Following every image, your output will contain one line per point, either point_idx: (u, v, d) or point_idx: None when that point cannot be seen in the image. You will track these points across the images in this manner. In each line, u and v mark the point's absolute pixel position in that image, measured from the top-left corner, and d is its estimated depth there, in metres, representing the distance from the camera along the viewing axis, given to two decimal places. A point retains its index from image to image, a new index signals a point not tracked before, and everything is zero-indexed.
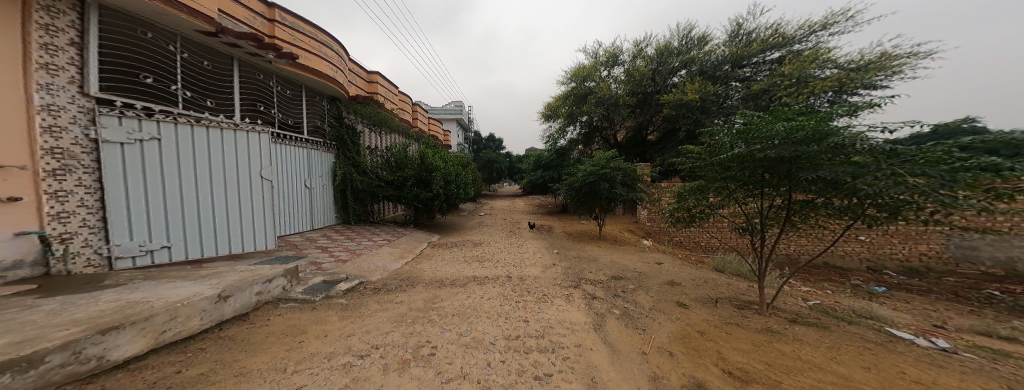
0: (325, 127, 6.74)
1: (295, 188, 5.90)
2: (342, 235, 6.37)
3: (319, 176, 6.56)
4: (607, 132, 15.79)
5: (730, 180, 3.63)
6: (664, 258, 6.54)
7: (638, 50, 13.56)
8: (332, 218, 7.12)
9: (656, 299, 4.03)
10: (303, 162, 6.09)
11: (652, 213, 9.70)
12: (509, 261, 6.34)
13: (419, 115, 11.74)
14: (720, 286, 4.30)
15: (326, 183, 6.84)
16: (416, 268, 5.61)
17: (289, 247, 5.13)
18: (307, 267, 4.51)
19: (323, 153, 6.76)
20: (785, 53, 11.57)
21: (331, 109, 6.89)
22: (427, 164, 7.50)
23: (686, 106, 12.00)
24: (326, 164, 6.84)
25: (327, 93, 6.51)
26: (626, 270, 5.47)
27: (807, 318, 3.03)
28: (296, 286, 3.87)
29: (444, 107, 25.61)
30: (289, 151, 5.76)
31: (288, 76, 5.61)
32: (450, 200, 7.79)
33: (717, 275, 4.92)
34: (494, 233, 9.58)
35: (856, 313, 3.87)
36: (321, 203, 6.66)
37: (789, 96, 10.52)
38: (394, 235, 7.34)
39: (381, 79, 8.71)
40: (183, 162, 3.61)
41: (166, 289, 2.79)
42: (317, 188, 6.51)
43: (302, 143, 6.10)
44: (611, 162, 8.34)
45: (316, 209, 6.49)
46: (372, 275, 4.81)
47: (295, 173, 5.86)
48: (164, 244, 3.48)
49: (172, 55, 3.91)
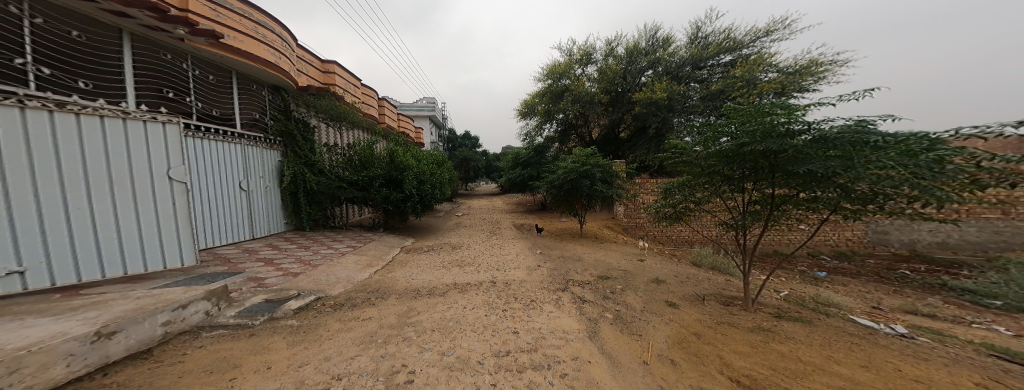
0: (266, 120, 5.81)
1: (225, 192, 5.02)
2: (292, 243, 5.61)
3: (259, 177, 5.65)
4: (582, 129, 16.04)
5: (714, 175, 3.68)
6: (644, 254, 6.66)
7: (609, 49, 13.81)
8: (280, 224, 6.26)
9: (646, 299, 3.99)
10: (235, 161, 5.19)
11: (628, 209, 10.03)
12: (490, 264, 6.03)
13: (387, 110, 10.84)
14: (702, 283, 4.39)
15: (270, 184, 5.94)
16: (387, 277, 5.09)
17: (221, 262, 4.34)
18: (245, 284, 3.83)
19: (264, 150, 5.82)
20: (735, 56, 12.43)
21: (274, 101, 5.97)
22: (395, 162, 6.79)
23: (655, 105, 12.37)
24: (268, 163, 5.92)
25: (268, 81, 5.62)
26: (612, 269, 5.44)
27: (790, 313, 3.12)
28: (227, 310, 3.26)
29: (415, 102, 24.45)
30: (213, 148, 4.84)
31: (210, 58, 4.71)
32: (424, 200, 7.22)
33: (697, 270, 5.06)
34: (470, 233, 9.17)
35: (818, 301, 4.15)
36: (264, 207, 5.78)
37: (742, 96, 11.31)
38: (357, 240, 6.65)
39: (339, 69, 7.76)
40: (41, 162, 2.82)
41: (8, 331, 2.10)
42: (256, 191, 5.61)
43: (233, 139, 5.17)
44: (590, 159, 8.33)
45: (256, 215, 5.61)
46: (331, 289, 4.22)
47: (222, 173, 4.98)
48: (15, 269, 2.70)
49: (16, 18, 2.99)
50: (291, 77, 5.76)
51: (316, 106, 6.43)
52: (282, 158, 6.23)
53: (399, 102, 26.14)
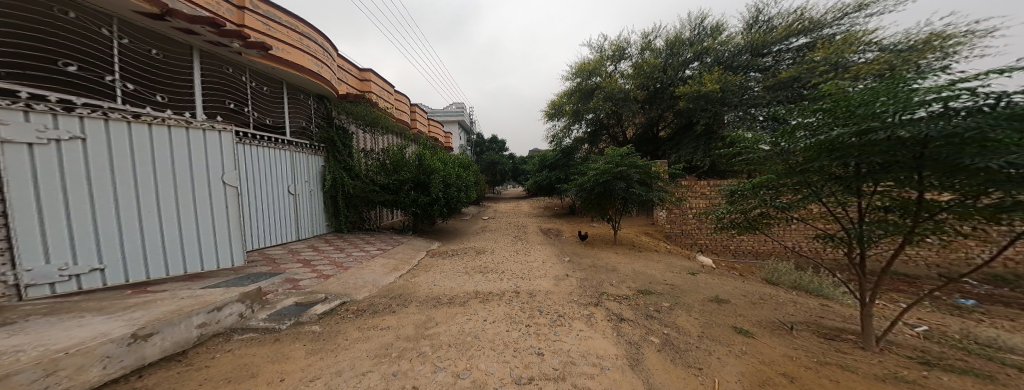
0: (311, 127, 6.24)
1: (276, 195, 5.34)
2: (331, 246, 5.84)
3: (304, 181, 6.02)
4: (614, 129, 14.99)
5: (814, 173, 2.74)
6: (692, 266, 5.67)
7: (647, 42, 12.75)
8: (322, 226, 6.60)
9: (700, 320, 3.17)
10: (285, 166, 5.54)
11: (672, 214, 8.78)
12: (515, 272, 5.58)
13: (418, 115, 11.32)
14: (779, 303, 3.43)
15: (313, 188, 6.32)
16: (410, 282, 4.96)
17: (265, 262, 4.50)
18: (281, 285, 3.87)
19: (309, 155, 6.23)
20: (813, 39, 10.40)
21: (318, 109, 6.41)
22: (423, 166, 6.96)
23: (704, 99, 10.97)
24: (313, 168, 6.34)
25: (312, 90, 6.02)
26: (654, 282, 4.63)
27: (941, 357, 2.15)
28: (260, 312, 3.16)
29: (445, 109, 24.92)
30: (267, 154, 5.21)
31: (263, 70, 5.09)
32: (451, 204, 7.25)
33: (765, 287, 4.06)
34: (497, 238, 8.84)
35: (965, 340, 2.96)
36: (308, 210, 6.12)
37: (826, 83, 9.36)
38: (388, 243, 6.75)
39: (375, 76, 8.39)
40: (117, 167, 2.86)
41: (62, 329, 2.02)
42: (302, 194, 5.97)
43: (285, 145, 5.56)
44: (626, 159, 7.45)
45: (301, 217, 5.93)
46: (358, 293, 4.16)
47: (273, 177, 5.29)
48: (95, 267, 2.76)
49: (107, 40, 3.42)
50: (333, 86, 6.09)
51: (353, 113, 6.83)
52: (324, 164, 6.63)
53: (430, 108, 26.90)
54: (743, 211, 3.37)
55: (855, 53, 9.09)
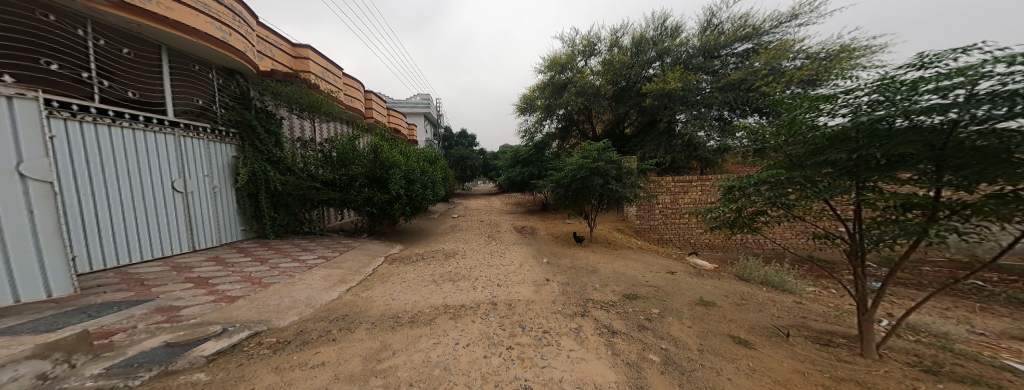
0: (216, 108, 5.01)
1: (147, 192, 4.14)
2: (247, 256, 4.75)
3: (202, 176, 4.84)
4: (583, 126, 15.14)
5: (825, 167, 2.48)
6: (670, 263, 5.73)
7: (614, 38, 12.88)
8: (236, 232, 5.44)
9: (684, 328, 3.06)
10: (166, 155, 4.38)
11: (641, 209, 9.30)
12: (491, 279, 5.11)
13: (376, 103, 10.05)
14: (762, 302, 3.42)
15: (220, 185, 5.14)
16: (361, 297, 4.14)
17: (132, 284, 3.44)
18: (146, 318, 2.89)
19: (211, 143, 4.99)
20: (754, 44, 11.37)
21: (222, 84, 5.11)
22: (379, 160, 6.08)
23: (667, 97, 11.43)
24: (220, 158, 5.15)
25: (215, 61, 4.86)
26: (638, 284, 4.54)
27: (902, 357, 2.19)
28: (90, 364, 2.17)
29: (409, 98, 23.24)
30: (134, 138, 4.03)
31: (121, 26, 3.83)
32: (414, 202, 6.38)
33: (739, 284, 4.15)
34: (469, 238, 8.19)
35: (914, 330, 3.16)
36: (207, 210, 4.91)
37: (767, 85, 10.19)
38: (332, 249, 5.72)
39: (314, 54, 7.03)
40: None
41: None
42: (199, 192, 4.80)
43: (164, 129, 4.38)
44: (603, 155, 7.35)
45: (199, 221, 4.78)
46: (279, 318, 3.32)
47: (141, 168, 4.09)
48: None
49: None
50: (244, 58, 4.99)
51: (281, 94, 5.58)
52: (235, 154, 5.42)
53: (391, 97, 24.95)
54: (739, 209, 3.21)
55: (785, 60, 10.13)
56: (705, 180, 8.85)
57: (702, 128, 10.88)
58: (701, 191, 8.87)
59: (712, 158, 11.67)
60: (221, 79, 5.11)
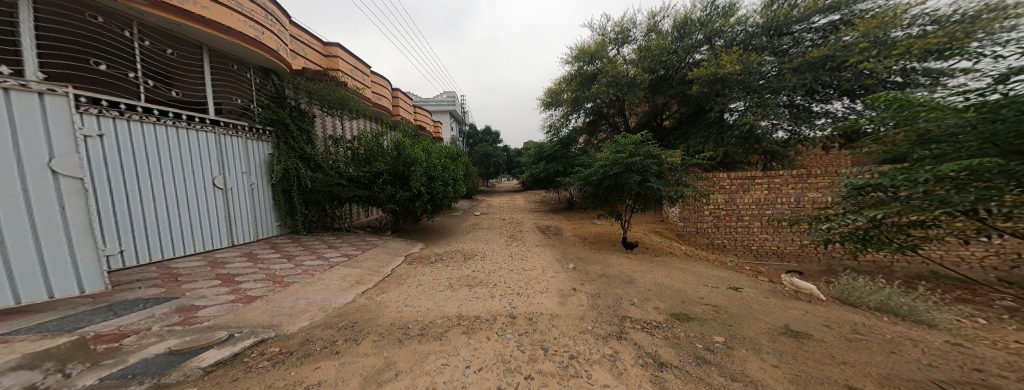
0: (254, 107, 5.20)
1: (189, 189, 4.26)
2: (277, 253, 4.77)
3: (241, 173, 5.01)
4: (615, 119, 14.01)
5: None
6: (722, 275, 4.79)
7: (653, 22, 11.59)
8: (272, 228, 5.66)
9: (766, 368, 2.22)
10: (208, 152, 4.53)
11: (685, 210, 8.16)
12: (512, 287, 4.71)
13: (402, 101, 10.24)
14: (880, 335, 2.46)
15: (258, 182, 5.33)
16: (376, 301, 4.12)
17: (165, 280, 3.42)
18: (164, 319, 2.71)
19: (248, 140, 5.14)
20: (843, 16, 9.36)
21: (259, 83, 5.27)
22: (402, 156, 6.45)
23: (722, 82, 9.94)
24: (257, 156, 5.33)
25: (252, 60, 4.99)
26: (683, 301, 3.72)
27: None
28: (87, 374, 1.94)
29: (436, 97, 23.44)
30: (179, 136, 4.18)
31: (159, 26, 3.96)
32: (435, 200, 6.85)
33: (825, 307, 3.18)
34: (490, 238, 7.87)
35: None
36: (244, 207, 5.04)
37: (871, 60, 8.21)
38: (356, 247, 5.98)
39: (343, 52, 7.26)
40: None
41: None
42: (239, 189, 4.97)
43: (207, 127, 4.53)
44: (641, 149, 6.40)
45: (238, 217, 4.95)
46: (290, 323, 3.07)
47: (184, 165, 4.22)
48: None
49: None
50: (279, 56, 5.07)
51: (311, 90, 5.71)
52: (270, 151, 5.60)
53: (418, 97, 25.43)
54: (876, 220, 2.65)
55: (898, 28, 8.05)
56: (772, 176, 7.38)
57: (769, 115, 9.17)
58: (769, 190, 7.42)
59: (776, 152, 9.96)
60: (259, 79, 5.29)
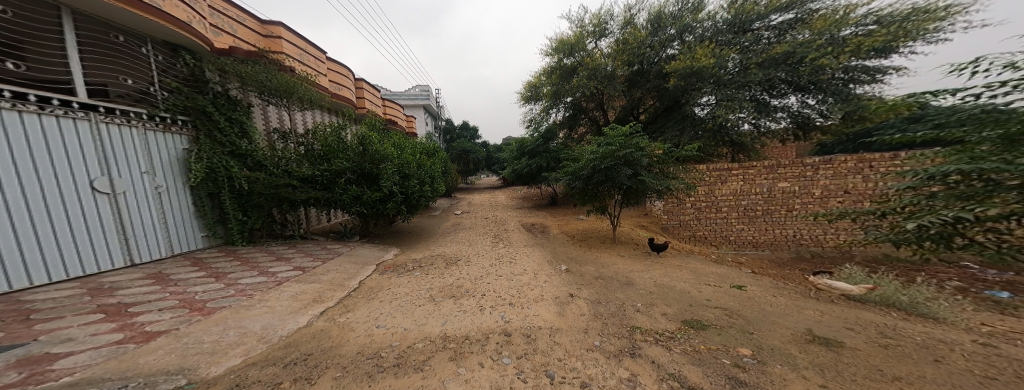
0: (156, 91, 4.52)
1: (52, 193, 3.43)
2: (204, 274, 4.00)
3: (139, 172, 4.25)
4: (594, 113, 13.90)
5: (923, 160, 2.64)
6: (721, 272, 4.65)
7: (629, 16, 11.46)
8: (195, 240, 4.90)
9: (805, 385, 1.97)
10: (82, 146, 3.71)
11: (669, 204, 8.12)
12: (504, 297, 4.24)
13: (368, 93, 9.39)
14: (899, 335, 2.34)
15: (166, 185, 4.56)
16: (340, 323, 3.44)
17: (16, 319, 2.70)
18: None
19: (144, 131, 4.37)
20: (800, 13, 9.59)
21: (164, 61, 4.59)
22: (366, 151, 5.93)
23: (695, 76, 10.06)
24: (162, 152, 4.57)
25: (147, 31, 4.30)
26: (697, 303, 3.49)
27: None
28: None
29: (408, 91, 22.17)
30: (35, 126, 3.36)
31: None
32: (409, 200, 6.27)
33: (837, 306, 3.06)
34: (474, 239, 7.32)
35: None
36: (143, 213, 4.23)
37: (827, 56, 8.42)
38: (314, 257, 5.18)
39: (290, 33, 6.41)
40: None
41: None
42: (138, 192, 4.21)
43: (76, 113, 3.71)
44: (632, 142, 6.19)
45: (140, 227, 4.19)
46: (212, 363, 2.45)
47: (40, 163, 3.37)
48: None
49: None
50: (189, 29, 4.35)
51: (248, 77, 5.06)
52: (187, 145, 4.91)
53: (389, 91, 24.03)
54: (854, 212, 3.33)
55: (849, 26, 8.30)
56: (747, 167, 7.46)
57: (741, 109, 9.36)
58: (744, 181, 7.51)
59: (746, 144, 10.26)
60: (159, 56, 4.55)
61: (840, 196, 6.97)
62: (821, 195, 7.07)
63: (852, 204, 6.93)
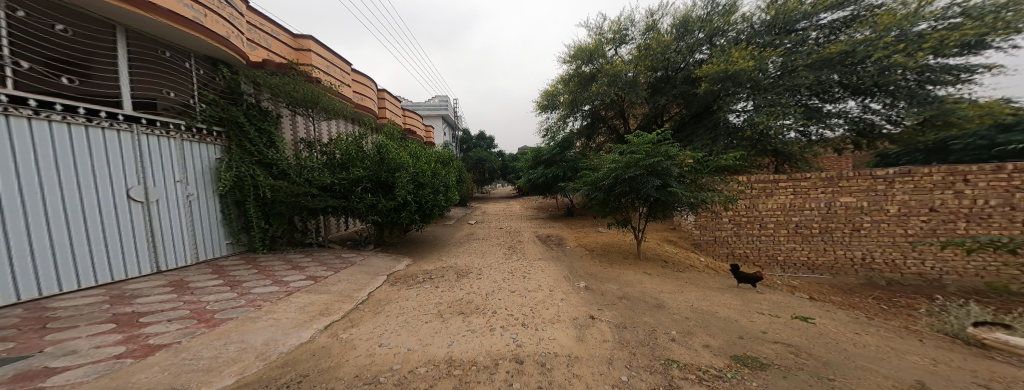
0: (197, 105, 4.56)
1: (88, 202, 3.39)
2: (219, 280, 3.87)
3: (173, 180, 4.24)
4: (614, 121, 13.40)
5: None
6: (767, 297, 3.97)
7: (652, 21, 11.00)
8: (219, 248, 4.85)
9: None
10: (122, 156, 3.71)
11: (701, 217, 7.38)
12: (514, 315, 3.84)
13: (388, 103, 9.57)
14: None
15: (197, 193, 4.54)
16: (343, 339, 3.18)
17: (27, 326, 2.49)
18: None
19: (179, 142, 4.35)
20: (854, 10, 8.60)
21: (204, 75, 4.65)
22: (384, 160, 5.90)
23: (730, 80, 9.31)
24: (196, 160, 4.57)
25: (190, 47, 4.38)
26: (744, 334, 2.89)
27: None
28: None
29: (428, 101, 22.68)
30: (81, 137, 3.38)
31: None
32: (424, 209, 6.17)
33: (941, 353, 2.38)
34: (486, 250, 7.01)
35: None
36: (172, 221, 4.19)
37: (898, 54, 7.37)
38: (328, 266, 5.06)
39: (318, 45, 6.59)
40: None
41: None
42: (170, 201, 4.19)
43: (120, 124, 3.74)
44: (659, 149, 5.63)
45: (169, 235, 4.14)
46: (204, 383, 2.19)
47: (82, 173, 3.36)
48: None
49: None
50: (224, 42, 4.41)
51: (279, 88, 5.14)
52: (220, 155, 4.91)
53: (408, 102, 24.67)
54: None
55: (927, 19, 7.24)
56: (798, 180, 6.60)
57: (785, 114, 8.45)
58: (796, 195, 6.64)
59: (792, 153, 9.26)
60: (200, 70, 4.62)
61: (924, 214, 6.03)
62: (897, 213, 6.14)
63: (940, 224, 5.95)
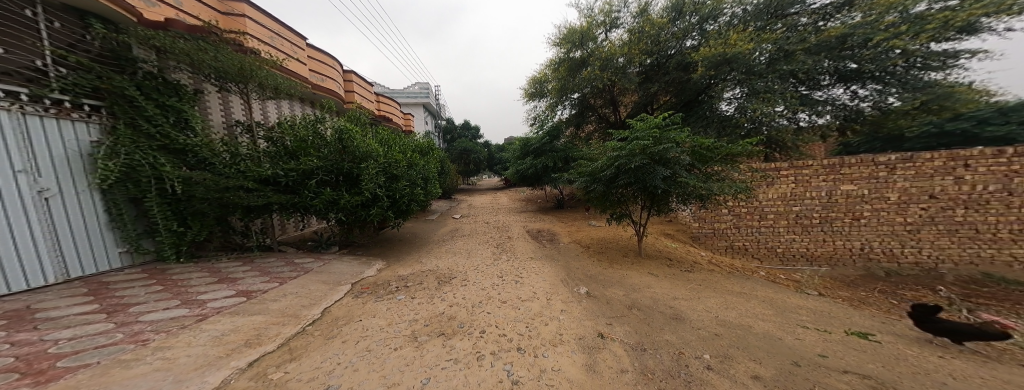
0: (53, 69, 3.47)
1: None
2: (91, 306, 2.88)
3: (9, 172, 3.03)
4: (604, 109, 12.77)
5: None
6: (795, 308, 3.49)
7: (644, 4, 10.32)
8: (109, 258, 3.76)
9: None
10: None
11: (701, 210, 6.92)
12: (506, 335, 3.13)
13: (357, 85, 8.43)
14: None
15: (58, 188, 3.36)
16: (271, 381, 2.34)
17: None
18: None
19: (26, 116, 3.21)
20: None
21: (64, 30, 3.58)
22: (345, 146, 4.92)
23: (725, 64, 8.90)
24: (52, 142, 3.39)
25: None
26: (790, 357, 2.41)
27: None
28: None
29: (408, 88, 21.32)
30: None
31: None
32: (399, 205, 5.27)
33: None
34: (473, 249, 6.22)
35: None
36: (16, 228, 3.03)
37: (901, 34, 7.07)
38: (272, 277, 4.10)
39: (253, 11, 5.40)
40: None
41: None
42: (8, 200, 3.00)
43: None
44: (666, 137, 5.03)
45: (11, 247, 3.00)
46: None
47: None
48: None
49: None
50: None
51: (195, 57, 4.19)
52: (100, 137, 3.79)
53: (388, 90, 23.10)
54: None
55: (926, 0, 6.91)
56: (800, 168, 6.24)
57: (778, 101, 8.12)
58: (797, 184, 6.29)
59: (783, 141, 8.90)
60: (54, 24, 3.52)
61: (923, 201, 5.83)
62: (897, 201, 5.91)
63: (938, 211, 5.80)
